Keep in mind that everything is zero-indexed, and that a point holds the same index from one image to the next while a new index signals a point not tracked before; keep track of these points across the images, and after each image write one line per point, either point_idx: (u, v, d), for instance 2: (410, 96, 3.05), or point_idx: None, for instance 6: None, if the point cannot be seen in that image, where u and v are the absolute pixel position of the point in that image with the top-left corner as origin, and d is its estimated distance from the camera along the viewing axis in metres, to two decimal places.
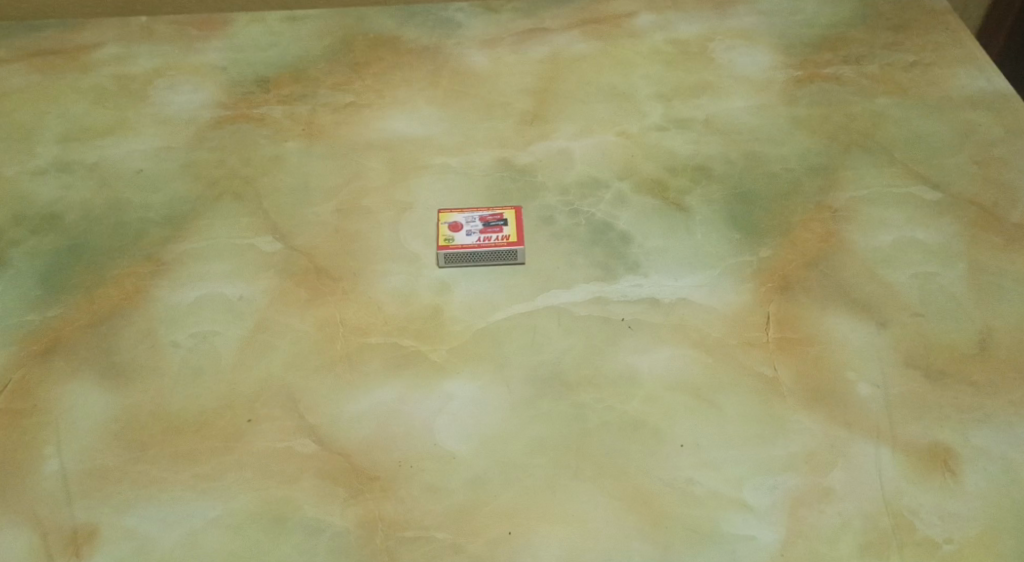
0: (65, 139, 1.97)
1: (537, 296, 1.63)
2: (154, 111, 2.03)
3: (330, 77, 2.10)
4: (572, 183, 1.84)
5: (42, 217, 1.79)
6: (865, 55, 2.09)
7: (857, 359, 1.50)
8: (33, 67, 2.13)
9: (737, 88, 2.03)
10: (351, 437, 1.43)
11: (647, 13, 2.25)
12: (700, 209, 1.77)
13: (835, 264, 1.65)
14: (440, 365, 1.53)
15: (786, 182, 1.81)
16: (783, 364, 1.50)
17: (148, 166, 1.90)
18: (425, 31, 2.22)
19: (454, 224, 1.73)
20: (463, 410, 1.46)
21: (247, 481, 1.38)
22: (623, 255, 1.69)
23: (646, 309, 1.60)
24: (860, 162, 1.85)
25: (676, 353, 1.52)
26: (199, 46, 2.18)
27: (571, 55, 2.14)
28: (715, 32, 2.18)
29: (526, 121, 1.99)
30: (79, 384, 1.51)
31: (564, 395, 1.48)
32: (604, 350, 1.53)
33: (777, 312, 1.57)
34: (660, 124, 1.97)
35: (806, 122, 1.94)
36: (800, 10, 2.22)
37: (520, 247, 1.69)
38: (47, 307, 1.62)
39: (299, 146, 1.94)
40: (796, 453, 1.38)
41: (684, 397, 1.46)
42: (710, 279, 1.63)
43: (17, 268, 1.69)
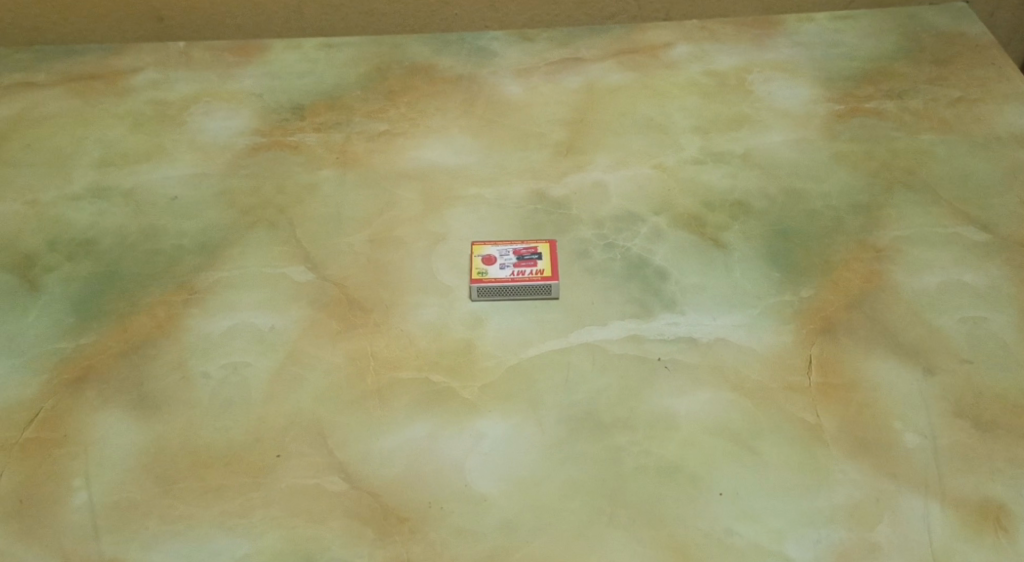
0: (102, 164, 1.98)
1: (571, 332, 1.60)
2: (190, 137, 2.03)
3: (365, 105, 2.10)
4: (607, 216, 1.81)
5: (78, 244, 1.80)
6: (908, 90, 2.05)
7: (903, 406, 1.45)
8: (72, 92, 2.15)
9: (776, 122, 2.00)
10: (380, 475, 1.41)
11: (684, 43, 2.23)
12: (738, 246, 1.73)
13: (879, 305, 1.60)
14: (472, 403, 1.50)
15: (827, 219, 1.77)
16: (825, 410, 1.45)
17: (182, 193, 1.90)
18: (460, 60, 2.22)
19: (488, 257, 1.71)
20: (495, 450, 1.43)
21: (275, 519, 1.36)
22: (660, 292, 1.66)
23: (683, 348, 1.56)
24: (903, 200, 1.80)
25: (713, 396, 1.49)
26: (236, 73, 2.19)
27: (606, 86, 2.12)
28: (753, 64, 2.15)
29: (561, 152, 1.97)
30: (109, 414, 1.50)
31: (598, 436, 1.44)
32: (640, 391, 1.50)
33: (820, 355, 1.53)
34: (697, 157, 1.93)
35: (847, 158, 1.90)
36: (841, 43, 2.19)
37: (555, 282, 1.65)
38: (80, 335, 1.62)
39: (333, 174, 1.93)
40: (840, 504, 1.33)
41: (723, 442, 1.42)
42: (749, 319, 1.60)
43: (51, 294, 1.70)
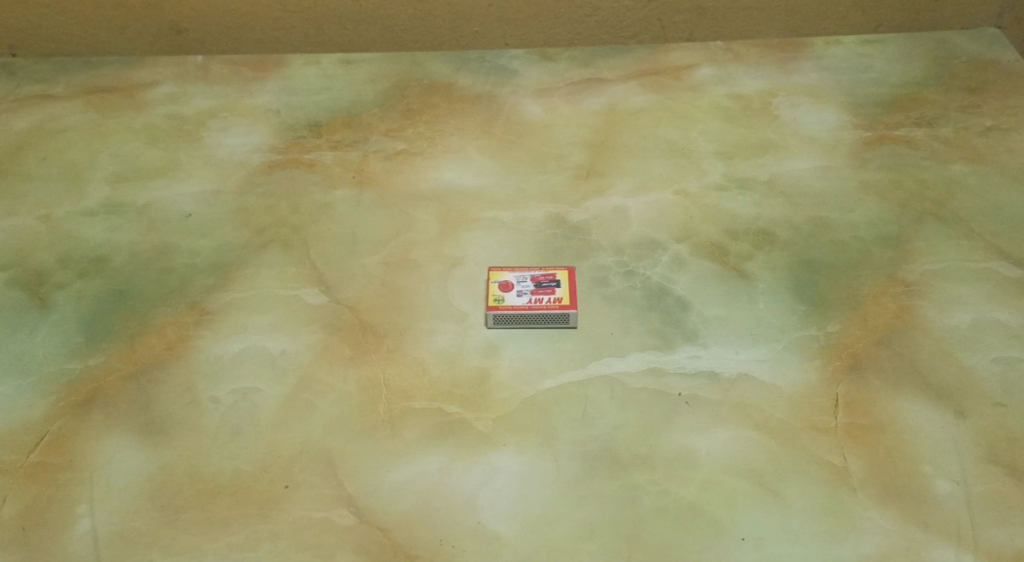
0: (116, 179, 1.96)
1: (588, 363, 1.56)
2: (206, 153, 2.01)
3: (383, 123, 2.07)
4: (627, 243, 1.77)
5: (90, 261, 1.77)
6: (938, 117, 2.00)
7: (933, 451, 1.41)
8: (89, 105, 2.14)
9: (802, 148, 1.95)
10: (391, 510, 1.37)
11: (708, 65, 2.19)
12: (763, 277, 1.69)
13: (908, 343, 1.56)
14: (486, 435, 1.46)
15: (855, 251, 1.73)
16: (853, 453, 1.41)
17: (196, 210, 1.88)
18: (480, 78, 2.18)
19: (504, 283, 1.66)
20: (510, 486, 1.39)
21: (282, 554, 1.32)
22: (681, 323, 1.61)
23: (704, 383, 1.51)
24: (933, 232, 1.76)
25: (735, 434, 1.44)
26: (254, 88, 2.17)
27: (629, 107, 2.09)
28: (779, 87, 2.11)
29: (580, 175, 1.93)
30: (116, 438, 1.47)
31: (616, 475, 1.40)
32: (659, 428, 1.46)
33: (846, 395, 1.49)
34: (720, 183, 1.89)
35: (876, 187, 1.86)
36: (869, 68, 2.14)
37: (573, 310, 1.61)
38: (90, 355, 1.60)
39: (349, 194, 1.90)
40: (867, 554, 1.28)
41: (746, 484, 1.38)
42: (773, 354, 1.55)
43: (62, 312, 1.67)
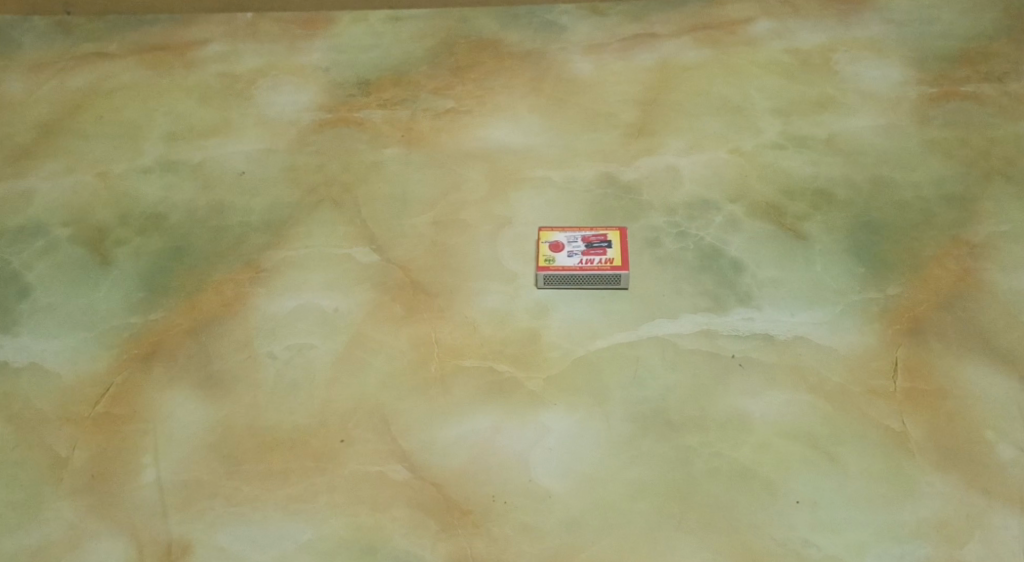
0: (171, 138, 1.98)
1: (640, 324, 1.55)
2: (257, 111, 2.02)
3: (431, 81, 2.06)
4: (679, 203, 1.74)
5: (147, 218, 1.81)
6: (1008, 72, 1.92)
7: (998, 417, 1.38)
8: (143, 64, 2.15)
9: (862, 105, 1.89)
10: (444, 466, 1.39)
11: (765, 19, 2.11)
12: (820, 238, 1.65)
13: (972, 307, 1.52)
14: (537, 395, 1.46)
15: (917, 211, 1.68)
16: (912, 418, 1.39)
17: (249, 169, 1.89)
18: (529, 34, 2.15)
19: (555, 244, 1.64)
20: (560, 445, 1.40)
21: (338, 506, 1.35)
22: (734, 285, 1.59)
23: (758, 346, 1.50)
24: (1001, 192, 1.69)
25: (790, 398, 1.43)
26: (303, 46, 2.16)
27: (681, 63, 2.03)
28: (839, 42, 2.03)
29: (631, 133, 1.89)
30: (178, 392, 1.51)
31: (667, 435, 1.40)
32: (712, 390, 1.45)
33: (906, 359, 1.46)
34: (777, 142, 1.84)
35: (940, 145, 1.79)
36: (935, 21, 2.05)
37: (625, 272, 1.60)
38: (150, 310, 1.63)
39: (399, 153, 1.90)
40: (925, 519, 1.27)
41: (800, 448, 1.37)
42: (830, 318, 1.52)
43: (122, 269, 1.71)
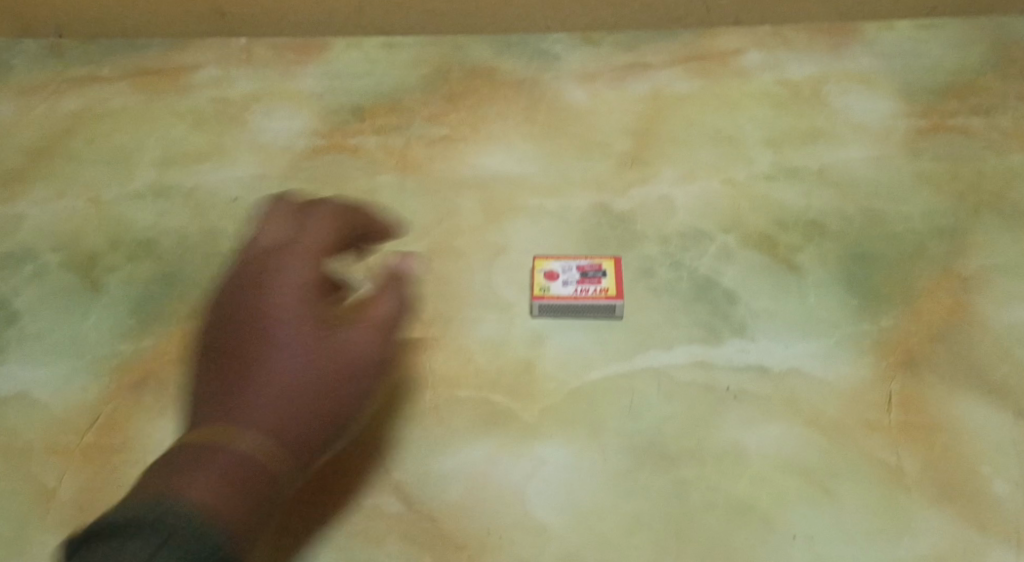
0: (164, 163, 1.97)
1: (635, 355, 1.55)
2: (251, 137, 2.02)
3: (426, 108, 2.06)
4: (673, 233, 1.75)
5: (139, 244, 1.79)
6: (995, 106, 1.95)
7: (992, 451, 1.39)
8: (136, 89, 2.15)
9: (853, 137, 1.91)
10: (439, 499, 1.39)
11: (755, 51, 2.13)
12: (813, 269, 1.66)
13: (965, 340, 1.53)
14: (533, 427, 1.46)
15: (909, 243, 1.69)
16: (908, 452, 1.39)
17: (242, 195, 1.89)
18: (522, 62, 2.16)
19: (550, 273, 1.65)
20: (556, 478, 1.40)
21: (332, 540, 1.35)
22: (729, 315, 1.59)
23: (753, 377, 1.50)
24: (991, 225, 1.71)
25: (785, 430, 1.43)
26: (297, 72, 2.16)
27: (674, 94, 2.05)
28: (829, 74, 2.06)
29: (625, 163, 1.90)
30: (167, 422, 1.49)
31: (663, 468, 1.40)
32: (707, 422, 1.45)
33: (900, 392, 1.46)
34: (769, 173, 1.85)
35: (930, 177, 1.81)
36: (923, 55, 2.08)
37: (619, 301, 1.60)
38: (140, 338, 1.62)
39: (393, 180, 1.90)
40: (922, 555, 1.28)
41: (797, 481, 1.37)
42: (824, 349, 1.53)
43: (112, 295, 1.69)
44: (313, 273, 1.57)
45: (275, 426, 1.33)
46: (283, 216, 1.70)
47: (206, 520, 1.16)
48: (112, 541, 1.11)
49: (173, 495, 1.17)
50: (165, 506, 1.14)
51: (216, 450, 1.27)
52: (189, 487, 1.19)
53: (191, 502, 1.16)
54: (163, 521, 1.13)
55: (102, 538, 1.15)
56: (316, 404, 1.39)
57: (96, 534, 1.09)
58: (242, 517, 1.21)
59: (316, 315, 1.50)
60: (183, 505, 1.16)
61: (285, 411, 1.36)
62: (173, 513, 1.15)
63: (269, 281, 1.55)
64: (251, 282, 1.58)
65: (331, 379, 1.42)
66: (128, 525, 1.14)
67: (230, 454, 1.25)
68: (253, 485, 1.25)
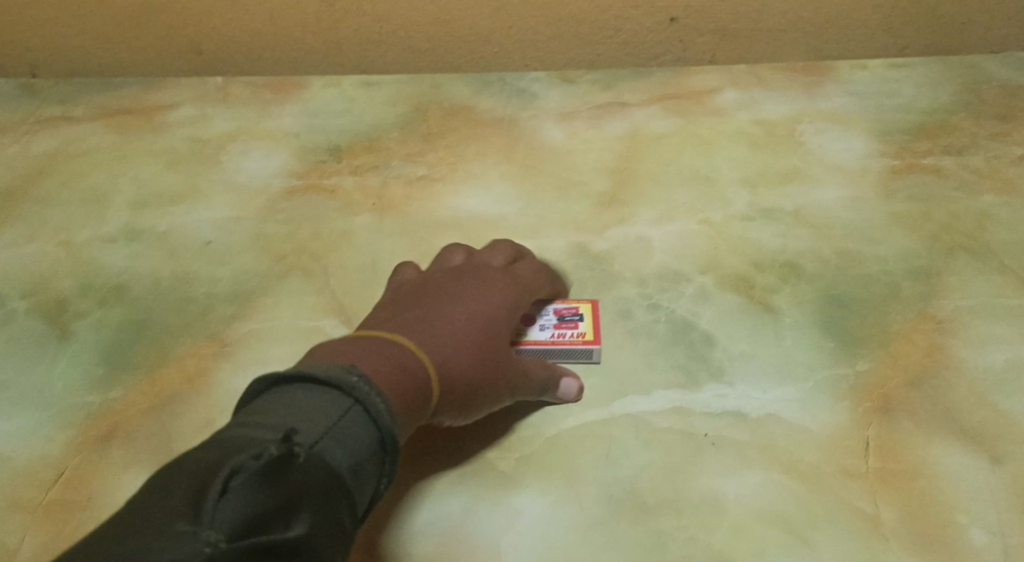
0: (137, 205, 1.95)
1: (612, 401, 1.53)
2: (226, 178, 2.00)
3: (403, 148, 2.06)
4: (651, 274, 1.74)
5: (109, 289, 1.77)
6: (968, 146, 1.97)
7: (968, 498, 1.39)
8: (109, 129, 2.13)
9: (829, 177, 1.92)
10: (413, 553, 1.35)
11: (732, 89, 2.14)
12: (790, 312, 1.66)
13: (941, 384, 1.53)
14: (509, 477, 1.44)
15: (885, 285, 1.70)
16: (885, 500, 1.39)
17: (216, 237, 1.87)
18: (500, 100, 2.15)
19: (526, 316, 1.60)
20: (533, 530, 1.38)
21: None
22: (706, 359, 1.59)
23: (731, 424, 1.49)
24: (965, 267, 1.72)
25: (763, 478, 1.42)
26: (273, 111, 2.15)
27: (651, 133, 2.06)
28: (805, 113, 2.07)
29: (603, 203, 1.90)
30: (135, 476, 1.47)
31: (641, 519, 1.38)
32: (685, 470, 1.43)
33: (877, 438, 1.46)
34: (746, 213, 1.86)
35: (905, 218, 1.82)
36: (897, 94, 2.10)
37: (597, 346, 1.58)
38: (109, 388, 1.59)
39: (370, 221, 1.89)
40: None
41: (775, 531, 1.36)
42: (802, 395, 1.52)
43: (81, 343, 1.67)
44: (529, 284, 1.52)
45: (448, 359, 1.26)
46: (506, 247, 1.58)
47: (376, 431, 1.07)
48: (291, 408, 1.04)
49: (362, 372, 1.12)
50: (349, 415, 1.06)
51: (392, 344, 1.21)
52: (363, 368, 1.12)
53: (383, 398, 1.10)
54: (327, 408, 1.06)
55: (291, 386, 1.08)
56: (491, 351, 1.34)
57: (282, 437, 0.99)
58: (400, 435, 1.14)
59: (513, 300, 1.45)
60: (368, 405, 1.08)
61: (487, 373, 1.32)
62: (349, 426, 1.05)
63: (486, 278, 1.45)
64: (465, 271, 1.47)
65: (505, 345, 1.38)
66: (300, 411, 1.04)
67: (390, 360, 1.17)
68: (417, 389, 1.18)
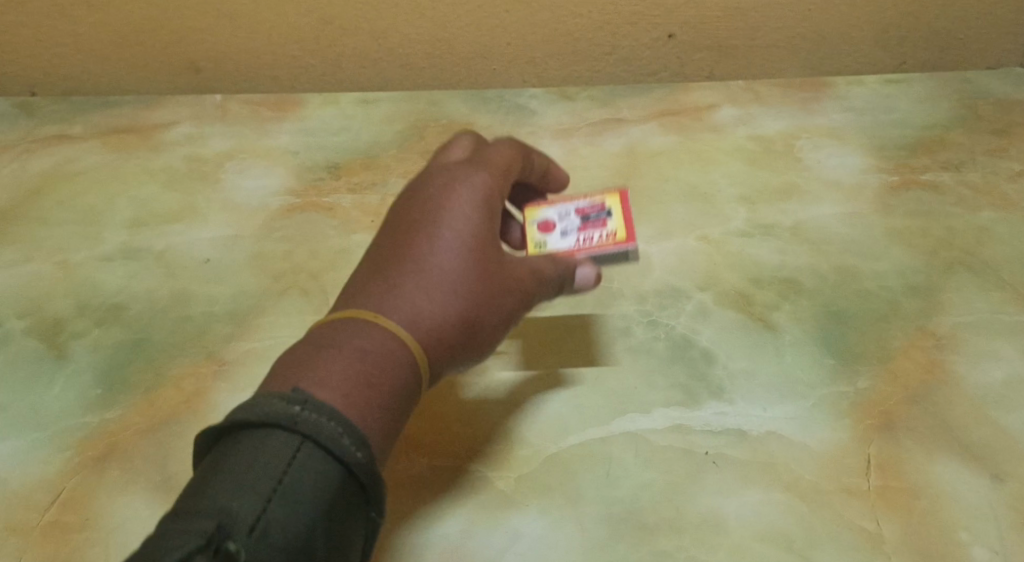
0: (134, 224, 1.95)
1: (612, 420, 1.52)
2: (224, 196, 2.00)
3: (401, 165, 2.06)
4: (650, 291, 1.74)
5: (107, 308, 1.76)
6: (965, 162, 1.97)
7: (970, 516, 1.38)
8: (107, 147, 2.13)
9: (826, 194, 1.92)
10: None
11: (729, 105, 2.15)
12: (789, 328, 1.65)
13: (941, 401, 1.53)
14: (508, 497, 1.43)
15: (884, 301, 1.69)
16: (887, 519, 1.38)
17: (214, 256, 1.86)
18: (498, 117, 2.15)
19: (546, 224, 1.59)
20: (532, 551, 1.36)
21: None
22: (706, 377, 1.58)
23: (732, 442, 1.48)
24: (964, 283, 1.72)
25: (764, 497, 1.41)
26: (272, 129, 2.15)
27: (649, 149, 2.06)
28: (802, 129, 2.08)
29: None
30: (132, 498, 1.46)
31: (642, 538, 1.37)
32: (686, 489, 1.43)
33: (878, 456, 1.46)
34: (744, 230, 1.86)
35: (904, 234, 1.82)
36: (893, 110, 2.11)
37: (631, 244, 1.55)
38: (106, 409, 1.58)
39: (368, 239, 1.89)
40: None
41: (776, 550, 1.35)
42: (801, 412, 1.52)
43: (78, 363, 1.66)
44: (491, 186, 1.47)
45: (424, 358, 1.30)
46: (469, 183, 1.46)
47: (334, 457, 1.14)
48: (241, 469, 1.12)
49: (307, 396, 1.17)
50: (299, 458, 1.13)
51: (358, 333, 1.27)
52: (323, 386, 1.19)
53: (329, 430, 1.14)
54: (276, 456, 1.13)
55: (243, 434, 1.15)
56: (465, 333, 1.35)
57: (218, 528, 1.05)
58: (397, 411, 1.24)
59: (479, 267, 1.37)
60: (317, 436, 1.14)
61: (483, 306, 1.36)
62: (300, 471, 1.12)
63: (446, 204, 1.42)
64: (426, 201, 1.44)
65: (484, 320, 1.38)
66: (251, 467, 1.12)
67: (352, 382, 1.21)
68: (400, 368, 1.25)
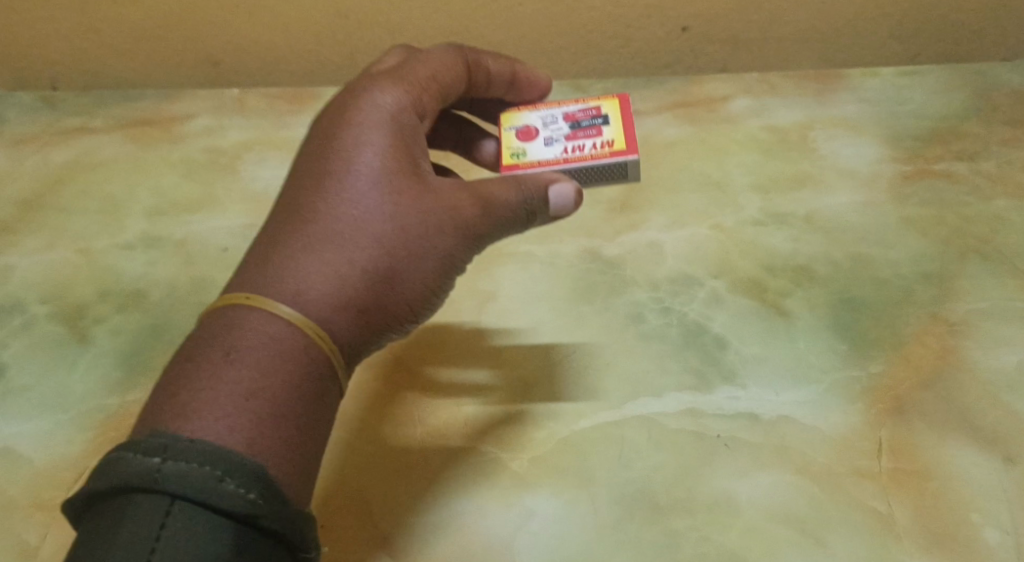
0: (154, 213, 1.98)
1: (625, 403, 1.54)
2: (242, 186, 2.03)
3: None
4: (663, 279, 1.75)
5: (128, 294, 1.79)
6: (979, 151, 1.97)
7: (981, 498, 1.39)
8: (128, 139, 2.17)
9: (840, 183, 1.93)
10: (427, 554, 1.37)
11: (743, 96, 2.16)
12: (802, 315, 1.66)
13: (954, 386, 1.53)
14: (521, 478, 1.45)
15: (897, 289, 1.70)
16: (898, 500, 1.39)
17: (233, 244, 1.89)
18: None
19: (527, 131, 1.50)
20: (546, 530, 1.39)
21: None
22: (719, 362, 1.59)
23: (744, 426, 1.49)
24: (978, 271, 1.72)
25: (776, 479, 1.42)
26: (289, 121, 2.18)
27: (662, 140, 2.07)
28: (815, 120, 2.09)
29: (614, 209, 1.91)
30: None
31: (654, 518, 1.39)
32: (698, 470, 1.44)
33: (889, 439, 1.46)
34: (757, 218, 1.87)
35: (918, 222, 1.83)
36: (908, 101, 2.11)
37: (628, 153, 1.42)
38: (128, 391, 1.61)
39: None
40: None
41: (787, 530, 1.37)
42: (814, 396, 1.53)
43: (100, 347, 1.69)
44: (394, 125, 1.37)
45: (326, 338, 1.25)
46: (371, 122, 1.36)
47: (211, 507, 1.07)
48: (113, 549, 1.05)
49: (172, 442, 1.09)
50: (171, 517, 1.05)
51: (239, 325, 1.21)
52: (213, 395, 1.15)
53: (200, 478, 1.06)
54: (146, 520, 1.06)
55: (109, 504, 1.09)
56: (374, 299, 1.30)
57: None
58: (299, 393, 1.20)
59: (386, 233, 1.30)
60: (184, 492, 1.06)
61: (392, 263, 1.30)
62: (176, 534, 1.05)
63: (330, 168, 1.34)
64: (313, 161, 1.36)
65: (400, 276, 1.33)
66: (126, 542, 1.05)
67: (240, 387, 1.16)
68: (293, 357, 1.20)
